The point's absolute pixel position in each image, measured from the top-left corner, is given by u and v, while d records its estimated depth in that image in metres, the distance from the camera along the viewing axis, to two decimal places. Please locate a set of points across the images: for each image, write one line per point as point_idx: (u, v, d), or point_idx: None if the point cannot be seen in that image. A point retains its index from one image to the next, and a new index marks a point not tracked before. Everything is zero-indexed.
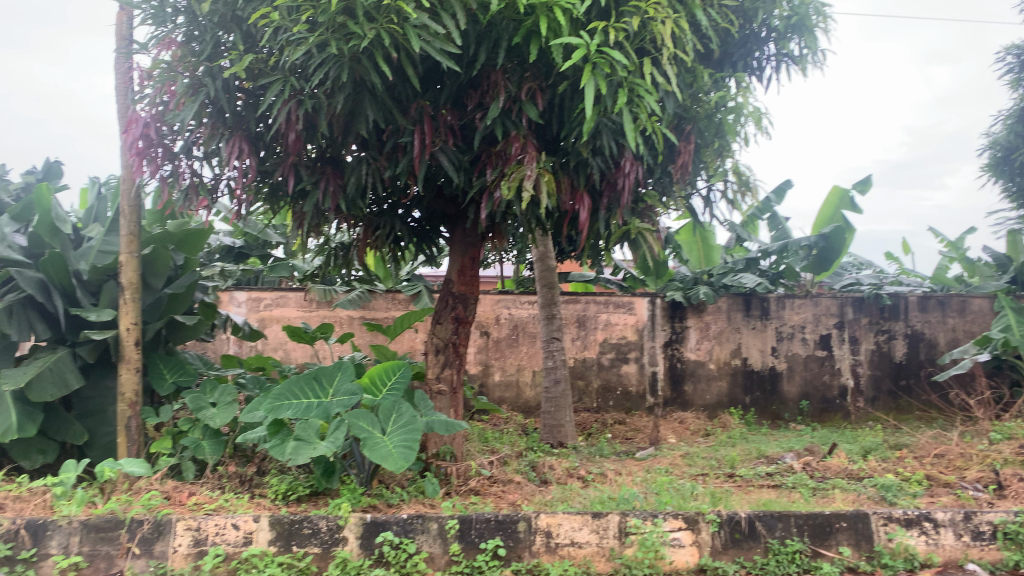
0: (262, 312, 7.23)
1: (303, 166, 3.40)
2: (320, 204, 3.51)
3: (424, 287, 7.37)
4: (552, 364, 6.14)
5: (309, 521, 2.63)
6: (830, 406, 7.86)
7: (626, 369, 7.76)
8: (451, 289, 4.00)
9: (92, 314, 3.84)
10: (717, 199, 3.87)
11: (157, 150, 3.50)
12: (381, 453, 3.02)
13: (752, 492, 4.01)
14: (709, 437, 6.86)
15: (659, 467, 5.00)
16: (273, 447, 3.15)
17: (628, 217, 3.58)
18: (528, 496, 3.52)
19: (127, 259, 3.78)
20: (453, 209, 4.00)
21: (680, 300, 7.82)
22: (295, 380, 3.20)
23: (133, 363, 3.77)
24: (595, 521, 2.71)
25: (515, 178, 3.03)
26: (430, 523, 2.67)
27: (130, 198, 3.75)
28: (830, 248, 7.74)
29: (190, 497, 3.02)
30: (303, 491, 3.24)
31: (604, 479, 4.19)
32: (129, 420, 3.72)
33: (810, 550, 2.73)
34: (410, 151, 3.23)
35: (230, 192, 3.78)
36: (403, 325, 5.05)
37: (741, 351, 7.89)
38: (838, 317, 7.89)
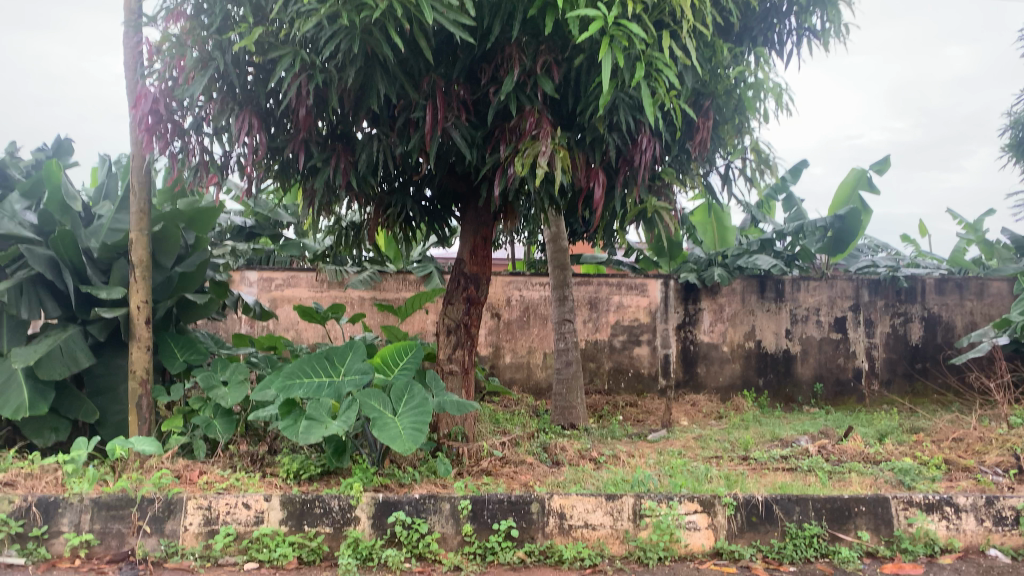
0: (273, 292, 7.21)
1: (313, 142, 3.36)
2: (331, 180, 3.46)
3: (435, 268, 7.33)
4: (564, 345, 6.09)
5: (321, 501, 2.61)
6: (844, 389, 7.79)
7: (638, 351, 7.71)
8: (462, 269, 3.95)
9: (103, 291, 3.82)
10: (735, 177, 3.80)
11: (167, 126, 3.46)
12: (390, 435, 3.00)
13: (766, 475, 3.97)
14: (722, 420, 6.82)
15: (672, 449, 4.97)
16: (285, 426, 3.13)
17: (644, 195, 3.52)
18: (541, 477, 3.48)
19: (137, 237, 3.75)
20: (465, 187, 3.95)
21: (693, 282, 7.75)
22: (307, 359, 3.18)
23: (144, 341, 3.76)
24: (609, 503, 2.67)
25: (529, 154, 2.98)
26: (442, 503, 2.64)
27: (140, 174, 3.71)
28: (846, 230, 7.63)
29: (201, 476, 3.00)
30: (315, 470, 3.22)
31: (616, 460, 4.16)
32: (140, 398, 3.70)
33: (828, 534, 2.68)
34: (422, 126, 3.18)
35: (241, 169, 3.74)
36: (414, 306, 5.01)
37: (755, 333, 7.82)
38: (853, 299, 7.80)
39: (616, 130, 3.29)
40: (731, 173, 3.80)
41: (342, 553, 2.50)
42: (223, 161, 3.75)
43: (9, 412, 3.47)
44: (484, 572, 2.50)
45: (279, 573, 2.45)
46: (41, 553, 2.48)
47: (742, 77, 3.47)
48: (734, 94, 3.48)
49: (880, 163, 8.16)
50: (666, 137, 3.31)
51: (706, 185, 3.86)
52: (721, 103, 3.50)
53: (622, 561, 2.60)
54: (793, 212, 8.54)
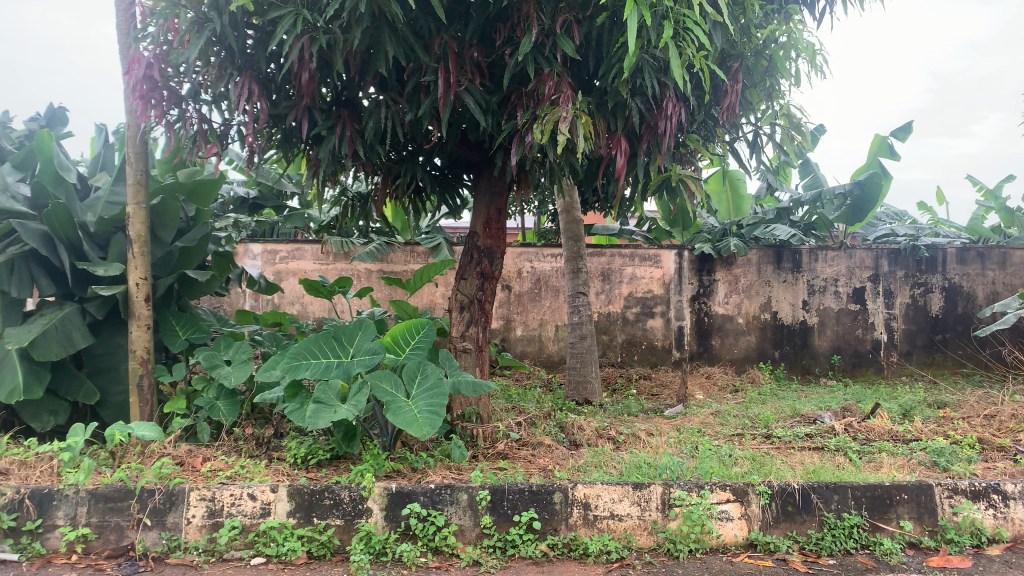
0: (278, 265, 7.07)
1: (317, 109, 3.17)
2: (337, 150, 3.27)
3: (444, 240, 7.14)
4: (578, 319, 5.92)
5: (330, 492, 2.46)
6: (862, 361, 7.62)
7: (652, 324, 7.55)
8: (475, 242, 3.76)
9: (100, 268, 3.66)
10: (764, 145, 3.58)
11: (163, 93, 3.27)
12: (406, 417, 2.82)
13: (793, 455, 3.82)
14: (738, 393, 6.67)
15: (691, 426, 4.82)
16: (291, 410, 2.96)
17: (669, 163, 3.32)
18: (560, 460, 3.32)
19: (134, 211, 3.57)
20: (478, 156, 3.75)
21: (709, 253, 7.55)
22: (313, 339, 3.02)
23: (144, 320, 3.60)
24: (636, 492, 2.52)
25: (549, 121, 2.77)
26: (459, 493, 2.49)
27: (136, 145, 3.52)
28: (866, 197, 7.37)
29: (205, 463, 2.86)
30: (324, 455, 3.09)
31: (636, 440, 4.01)
32: (141, 379, 3.56)
33: (868, 524, 2.53)
34: (433, 91, 2.97)
35: (242, 138, 3.55)
36: (423, 280, 4.83)
37: (771, 304, 7.64)
38: (872, 269, 7.59)
39: (640, 94, 3.09)
40: (760, 140, 3.58)
41: (354, 549, 2.35)
42: (222, 130, 3.57)
43: (3, 395, 3.33)
44: (505, 567, 2.35)
45: (288, 569, 2.30)
46: (36, 549, 2.34)
47: (773, 36, 3.24)
48: (765, 55, 3.25)
49: (902, 129, 7.89)
50: (692, 103, 3.10)
51: (733, 153, 3.64)
52: (750, 66, 3.27)
53: (650, 554, 2.46)
54: (810, 180, 8.30)
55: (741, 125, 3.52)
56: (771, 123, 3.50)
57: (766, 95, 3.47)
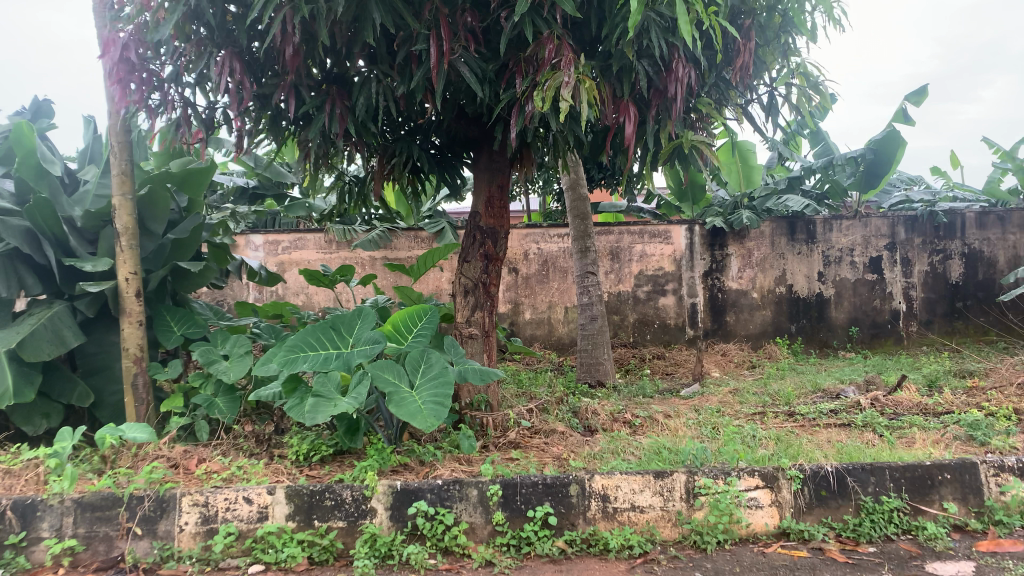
0: (281, 256, 6.91)
1: (305, 87, 2.99)
2: (327, 129, 3.09)
3: (448, 224, 6.97)
4: (588, 300, 5.74)
5: (331, 492, 2.31)
6: (881, 332, 7.43)
7: (664, 302, 7.36)
8: (477, 223, 3.59)
9: (88, 264, 3.51)
10: (781, 107, 3.38)
11: (143, 76, 3.11)
12: (409, 409, 2.65)
13: (819, 434, 3.65)
14: (755, 369, 6.50)
15: (709, 406, 4.66)
16: (290, 406, 2.79)
17: (681, 129, 3.14)
18: (575, 448, 3.16)
19: (120, 202, 3.41)
20: (476, 132, 3.58)
21: (721, 227, 7.34)
22: (311, 329, 2.86)
23: (135, 316, 3.45)
24: (658, 482, 2.36)
25: (550, 87, 2.58)
26: (469, 489, 2.34)
27: (118, 132, 3.35)
28: (879, 162, 7.18)
29: (200, 465, 2.72)
30: (327, 451, 2.94)
31: (653, 423, 3.85)
32: (135, 377, 3.41)
33: (910, 507, 2.36)
34: (426, 61, 2.79)
35: (229, 122, 3.39)
36: (427, 265, 4.66)
37: (786, 278, 7.43)
38: (889, 238, 7.37)
39: (647, 56, 2.91)
40: (775, 102, 3.37)
41: (359, 552, 2.20)
42: (208, 114, 3.39)
43: None
44: (520, 567, 2.19)
45: None
46: (21, 564, 2.19)
47: None
48: (778, 11, 3.03)
49: (917, 92, 7.64)
50: (702, 64, 2.91)
51: (748, 116, 3.43)
52: (763, 23, 3.06)
53: (675, 547, 2.30)
54: (821, 148, 8.08)
55: (755, 87, 3.31)
56: (787, 83, 3.29)
57: (781, 54, 3.25)
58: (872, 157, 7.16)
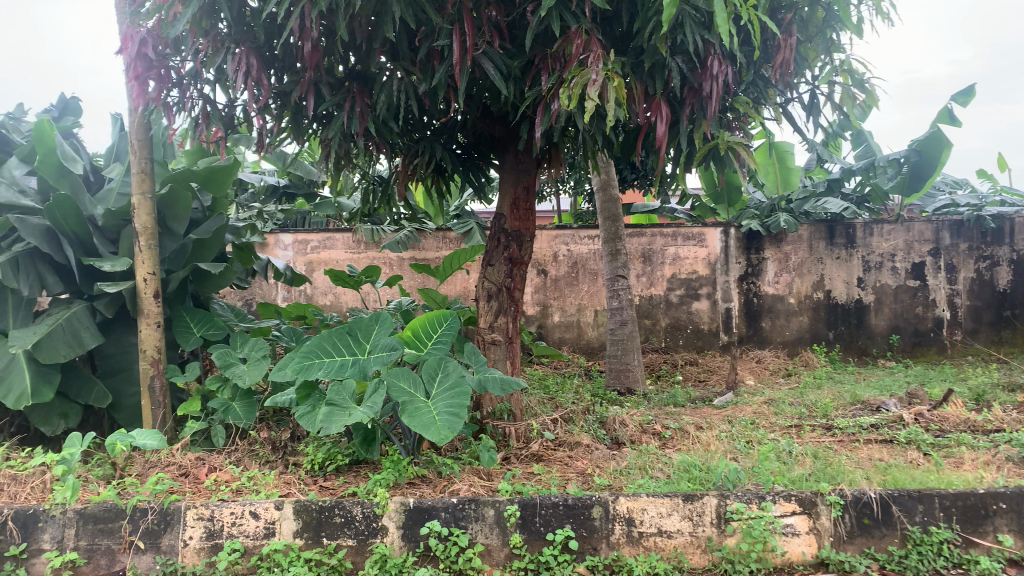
0: (309, 255, 6.86)
1: (324, 83, 2.90)
2: (347, 127, 3.00)
3: (477, 225, 6.87)
4: (618, 304, 5.59)
5: (341, 508, 2.22)
6: (923, 341, 7.16)
7: (697, 306, 7.16)
8: (502, 226, 3.46)
9: (107, 263, 3.45)
10: (823, 106, 3.19)
11: (162, 72, 3.03)
12: (424, 421, 2.51)
13: (859, 451, 3.47)
14: (791, 378, 6.29)
15: (743, 417, 4.48)
16: (302, 414, 2.69)
17: (716, 130, 2.99)
18: (600, 463, 3.02)
19: (139, 201, 3.35)
20: (502, 130, 3.45)
21: (757, 230, 7.12)
22: (326, 335, 2.76)
23: (152, 317, 3.38)
24: (687, 505, 2.22)
25: (577, 84, 2.44)
26: (485, 509, 2.23)
27: (138, 131, 3.29)
28: (924, 164, 6.93)
29: (210, 474, 2.64)
30: (342, 460, 2.83)
31: (684, 436, 3.70)
32: (152, 380, 3.35)
33: (960, 539, 2.19)
34: (448, 57, 2.66)
35: (249, 119, 3.31)
36: (453, 266, 4.54)
37: (824, 283, 7.20)
38: (933, 243, 7.09)
39: (681, 52, 2.76)
40: (817, 102, 3.18)
41: (367, 573, 2.10)
42: (228, 111, 3.31)
43: (10, 401, 3.14)
44: None
45: None
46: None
47: None
48: (822, 5, 2.84)
49: (964, 92, 7.36)
50: (740, 61, 2.76)
51: (788, 116, 3.25)
52: (805, 17, 2.87)
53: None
54: (862, 150, 7.83)
55: (795, 85, 3.13)
56: (830, 81, 3.10)
57: (824, 50, 3.06)
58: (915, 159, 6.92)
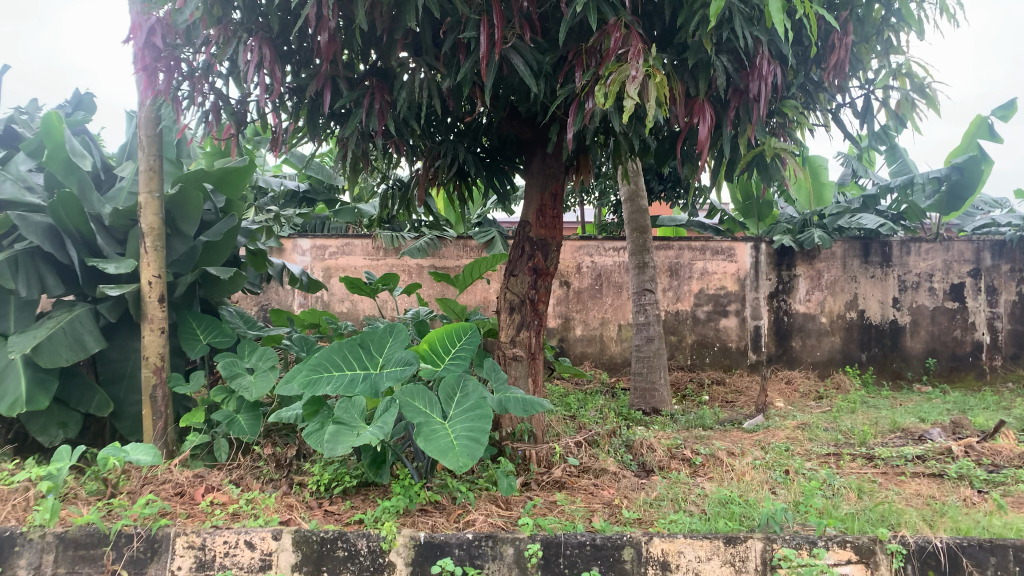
0: (327, 261, 6.69)
1: (341, 79, 2.72)
2: (365, 126, 2.81)
3: (498, 234, 6.68)
4: (645, 319, 5.36)
5: (344, 541, 2.08)
6: (961, 365, 6.86)
7: (725, 323, 6.90)
8: (526, 234, 3.26)
9: (111, 265, 3.28)
10: (878, 112, 2.96)
11: (172, 64, 2.86)
12: (440, 445, 2.29)
13: (906, 486, 3.21)
14: (823, 401, 6.02)
15: (777, 443, 4.23)
16: (309, 432, 2.49)
17: (762, 135, 2.78)
18: (628, 493, 2.79)
19: (146, 200, 3.17)
20: (529, 133, 3.25)
21: (789, 246, 6.84)
22: (336, 346, 2.57)
23: (157, 323, 3.20)
24: (728, 550, 2.06)
25: (614, 81, 2.23)
26: (503, 546, 2.08)
27: (148, 126, 3.12)
28: (965, 183, 6.68)
29: (207, 495, 2.45)
30: (350, 482, 2.63)
31: (716, 463, 3.46)
32: (154, 389, 3.17)
33: None
34: (474, 51, 2.47)
35: (262, 116, 3.13)
36: (473, 276, 4.34)
37: (858, 302, 6.91)
38: (973, 263, 6.80)
39: (727, 51, 2.56)
40: (871, 107, 2.96)
41: None
42: (239, 106, 3.14)
43: (4, 407, 2.97)
44: None
45: None
46: None
47: None
48: (880, 3, 2.64)
49: (1006, 107, 7.09)
50: (791, 61, 2.55)
51: (838, 122, 3.03)
52: (861, 17, 2.67)
53: None
54: (898, 165, 7.55)
55: (848, 89, 2.91)
56: (886, 86, 2.87)
57: (880, 51, 2.84)
58: (957, 177, 6.67)
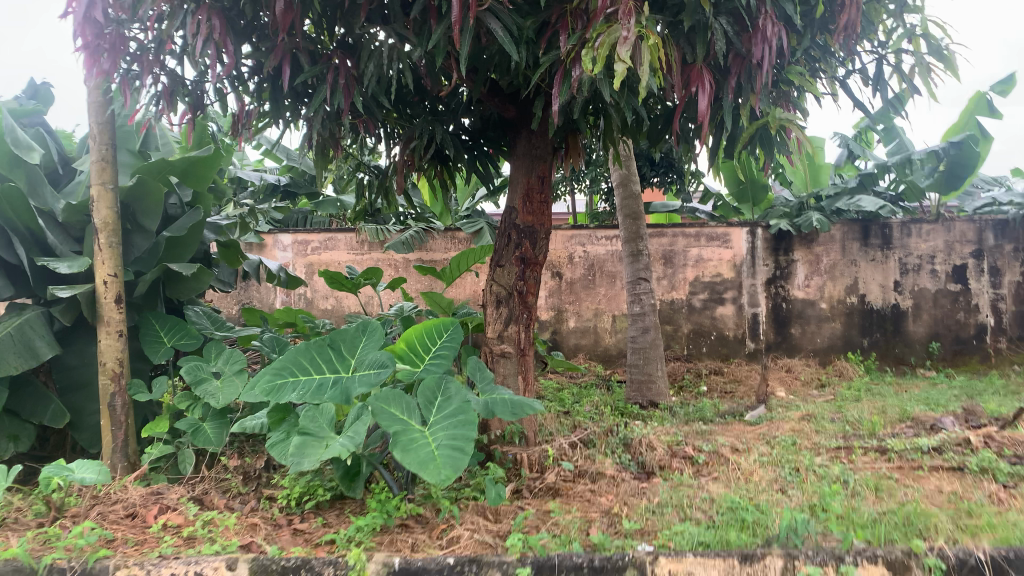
0: (310, 257, 6.44)
1: (302, 51, 2.48)
2: (330, 104, 2.57)
3: (486, 225, 6.41)
4: (640, 309, 5.12)
5: (308, 568, 1.87)
6: (965, 349, 6.63)
7: (722, 311, 6.66)
8: (513, 221, 3.01)
9: (63, 265, 3.02)
10: (890, 79, 2.73)
11: (116, 41, 2.61)
12: (419, 456, 2.05)
13: (926, 482, 2.99)
14: (825, 390, 5.81)
15: (783, 436, 4.01)
16: (274, 443, 2.26)
17: (766, 105, 2.53)
18: (628, 499, 2.56)
19: (99, 193, 2.91)
20: (513, 110, 3.02)
21: (787, 230, 6.64)
22: (304, 348, 2.33)
23: (114, 326, 2.94)
24: (744, 568, 1.86)
25: (603, 44, 1.98)
26: (489, 569, 1.89)
27: (97, 112, 2.85)
28: (963, 161, 6.46)
29: (161, 516, 2.21)
30: (323, 496, 2.40)
31: (721, 462, 3.24)
32: (113, 398, 2.91)
33: None
34: (447, 15, 2.23)
35: (220, 97, 2.88)
36: (460, 268, 4.10)
37: (858, 286, 6.70)
38: (976, 244, 6.55)
39: (727, 12, 2.32)
40: (883, 74, 2.72)
41: None
42: (195, 85, 2.89)
43: None
44: None
45: None
46: None
47: None
48: None
49: (1005, 82, 6.88)
50: (796, 22, 2.31)
51: (848, 91, 2.79)
52: None
53: None
54: (897, 145, 7.33)
55: (858, 53, 2.67)
56: (900, 49, 2.64)
57: (893, 11, 2.60)
58: (955, 153, 6.42)
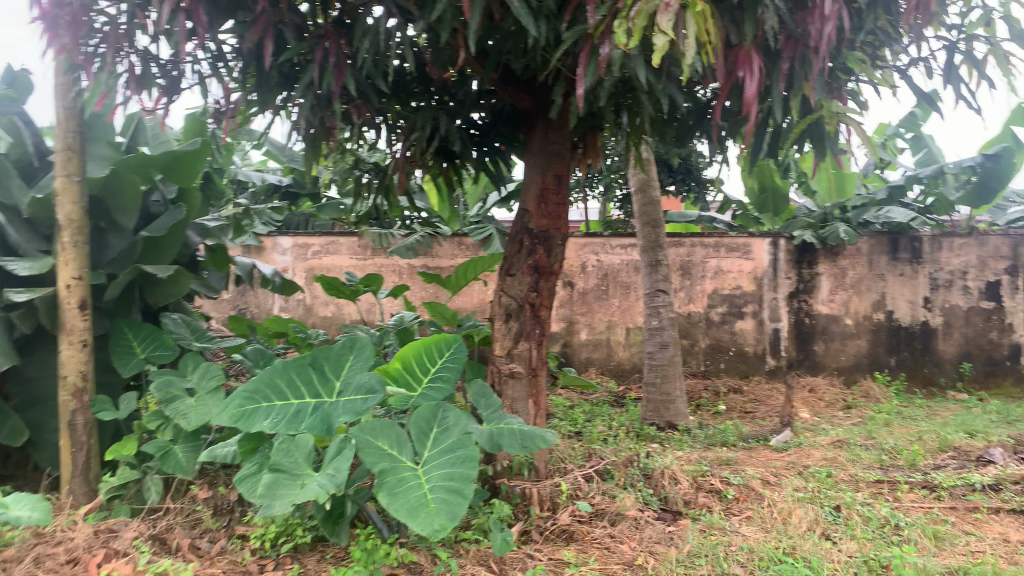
0: (310, 261, 6.14)
1: (288, 26, 2.19)
2: (320, 87, 2.26)
3: (495, 231, 6.07)
4: (658, 324, 4.75)
5: None
6: (998, 370, 6.25)
7: (741, 326, 6.31)
8: (525, 225, 2.68)
9: (19, 264, 2.70)
10: (960, 70, 2.41)
11: (78, 12, 2.30)
12: (410, 502, 1.73)
13: (988, 529, 2.64)
14: (851, 412, 5.44)
15: (818, 466, 3.64)
16: (243, 477, 1.96)
17: (821, 96, 2.19)
18: (654, 548, 2.23)
19: (62, 186, 2.57)
20: (528, 101, 2.72)
21: (811, 242, 6.26)
22: (282, 366, 2.02)
23: (77, 335, 2.60)
24: None
25: (639, 13, 1.65)
26: None
27: (61, 95, 2.53)
28: (996, 174, 6.09)
29: (107, 565, 1.88)
30: (300, 539, 2.08)
31: (753, 498, 2.89)
32: (73, 416, 2.59)
33: None
34: None
35: (199, 80, 2.57)
36: (467, 277, 3.76)
37: (886, 303, 6.32)
38: (1011, 259, 6.14)
39: None
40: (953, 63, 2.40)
41: None
42: (172, 64, 2.57)
43: None
44: None
45: None
46: None
47: None
48: None
49: None
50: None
51: (910, 82, 2.47)
52: None
53: None
54: (925, 155, 6.97)
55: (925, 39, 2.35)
56: (974, 35, 2.31)
57: None
58: (991, 166, 6.06)
